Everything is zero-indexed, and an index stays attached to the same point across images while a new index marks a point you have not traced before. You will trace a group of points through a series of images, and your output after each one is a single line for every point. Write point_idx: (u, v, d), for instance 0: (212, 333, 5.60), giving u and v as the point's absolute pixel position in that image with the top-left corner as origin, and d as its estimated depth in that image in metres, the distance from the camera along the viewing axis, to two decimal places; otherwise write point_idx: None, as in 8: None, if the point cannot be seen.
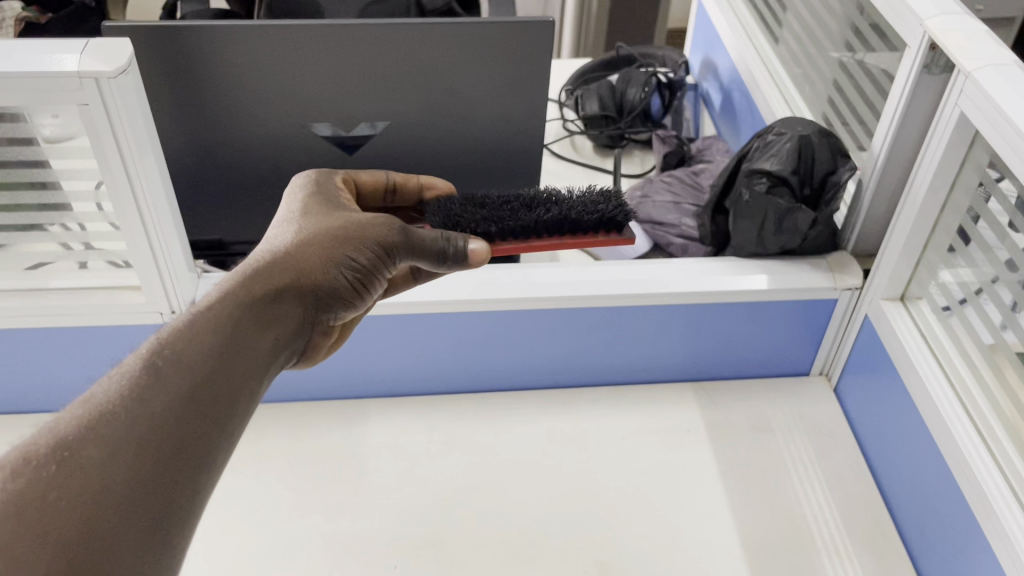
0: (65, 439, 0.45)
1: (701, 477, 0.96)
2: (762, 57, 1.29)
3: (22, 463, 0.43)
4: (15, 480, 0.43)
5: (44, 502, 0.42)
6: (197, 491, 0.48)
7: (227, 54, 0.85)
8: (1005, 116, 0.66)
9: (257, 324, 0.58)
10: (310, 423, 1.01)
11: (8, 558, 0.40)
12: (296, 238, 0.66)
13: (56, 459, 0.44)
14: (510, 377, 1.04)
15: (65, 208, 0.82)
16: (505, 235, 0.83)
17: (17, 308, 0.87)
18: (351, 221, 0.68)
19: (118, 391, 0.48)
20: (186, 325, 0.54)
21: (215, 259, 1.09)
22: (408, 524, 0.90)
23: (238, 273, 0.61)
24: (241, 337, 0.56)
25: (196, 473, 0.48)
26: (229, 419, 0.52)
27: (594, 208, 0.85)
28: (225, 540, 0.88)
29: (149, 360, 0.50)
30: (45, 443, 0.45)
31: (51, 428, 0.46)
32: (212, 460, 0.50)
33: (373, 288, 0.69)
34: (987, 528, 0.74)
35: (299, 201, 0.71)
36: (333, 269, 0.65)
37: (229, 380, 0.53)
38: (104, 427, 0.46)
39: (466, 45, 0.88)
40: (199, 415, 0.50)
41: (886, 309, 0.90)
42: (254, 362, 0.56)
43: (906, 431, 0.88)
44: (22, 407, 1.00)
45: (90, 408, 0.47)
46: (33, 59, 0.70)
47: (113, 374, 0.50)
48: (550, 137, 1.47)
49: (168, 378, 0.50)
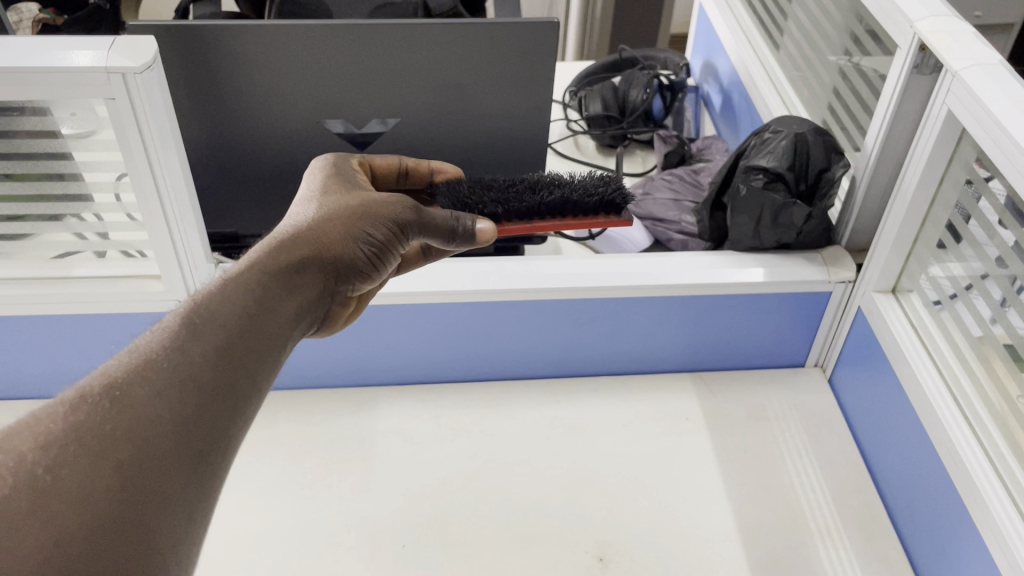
0: (116, 380, 0.49)
1: (699, 463, 0.99)
2: (761, 60, 1.32)
3: (78, 400, 0.47)
4: (73, 414, 0.47)
5: (101, 431, 0.46)
6: (232, 433, 0.52)
7: (245, 52, 0.88)
8: (990, 114, 0.70)
9: (285, 288, 0.62)
10: (321, 410, 1.04)
11: (73, 478, 0.44)
12: (318, 214, 0.70)
13: (109, 397, 0.48)
14: (515, 366, 1.07)
15: (86, 199, 0.85)
16: (510, 216, 0.88)
17: (41, 295, 0.91)
18: (368, 200, 0.73)
19: (161, 341, 0.52)
20: (219, 287, 0.58)
21: (230, 250, 1.12)
22: (415, 505, 0.94)
23: (266, 244, 0.65)
24: (270, 298, 0.60)
25: (230, 419, 0.52)
26: (260, 371, 0.56)
27: (595, 191, 0.90)
28: (239, 520, 0.92)
29: (188, 318, 0.54)
30: (98, 384, 0.49)
31: (102, 372, 0.50)
32: (245, 407, 0.54)
33: (387, 263, 0.74)
34: (973, 510, 0.77)
35: (319, 181, 0.75)
36: (352, 242, 0.69)
37: (260, 336, 0.57)
38: (150, 372, 0.50)
39: (475, 44, 0.91)
40: (233, 366, 0.54)
41: (878, 300, 0.94)
42: (282, 322, 0.60)
43: (897, 417, 0.92)
44: (43, 392, 1.04)
45: (136, 356, 0.51)
46: (63, 55, 0.74)
47: (154, 329, 0.54)
48: (554, 136, 1.50)
49: (205, 332, 0.54)
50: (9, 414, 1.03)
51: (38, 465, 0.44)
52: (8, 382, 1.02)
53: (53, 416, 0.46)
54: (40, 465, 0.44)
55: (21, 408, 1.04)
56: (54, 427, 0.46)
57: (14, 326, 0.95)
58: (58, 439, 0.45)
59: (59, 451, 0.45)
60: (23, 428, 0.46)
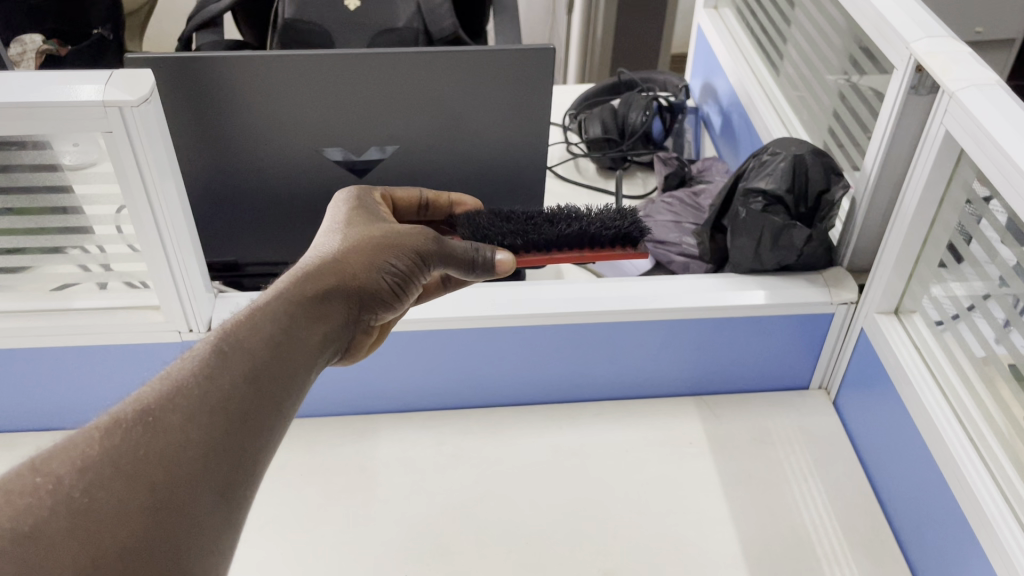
0: (149, 407, 0.49)
1: (703, 488, 0.98)
2: (760, 81, 1.33)
3: (112, 424, 0.48)
4: (108, 438, 0.47)
5: (134, 456, 0.46)
6: (259, 458, 0.52)
7: (242, 82, 0.89)
8: (988, 135, 0.69)
9: (310, 317, 0.62)
10: (322, 438, 1.04)
11: (106, 501, 0.44)
12: (341, 245, 0.70)
13: (142, 423, 0.48)
14: (517, 392, 1.07)
15: (87, 232, 0.85)
16: (529, 247, 0.90)
17: (40, 327, 0.91)
18: (392, 230, 0.73)
19: (191, 369, 0.53)
20: (247, 317, 0.58)
21: (231, 279, 1.12)
22: (419, 534, 0.93)
23: (292, 274, 0.65)
24: (295, 327, 0.60)
25: (258, 445, 0.52)
26: (287, 398, 0.56)
27: (612, 224, 0.91)
28: (240, 552, 0.91)
29: (217, 348, 0.55)
30: (132, 410, 0.49)
31: (135, 400, 0.50)
32: (272, 433, 0.54)
33: (410, 292, 0.73)
34: (982, 536, 0.76)
35: (342, 213, 0.75)
36: (376, 272, 0.69)
37: (288, 363, 0.57)
38: (181, 400, 0.50)
39: (469, 69, 0.92)
40: (261, 393, 0.54)
41: (881, 322, 0.93)
42: (309, 350, 0.60)
43: (901, 439, 0.91)
44: (44, 425, 1.03)
45: (167, 384, 0.51)
46: (57, 90, 0.74)
47: (185, 357, 0.54)
48: (554, 159, 1.51)
49: (233, 360, 0.54)
50: (8, 447, 1.02)
51: (75, 488, 0.44)
52: (9, 415, 1.02)
53: (88, 440, 0.47)
54: (78, 488, 0.44)
55: (18, 440, 1.03)
56: (90, 451, 0.46)
57: (13, 359, 0.95)
58: (95, 462, 0.45)
59: (95, 475, 0.45)
60: (60, 451, 0.46)
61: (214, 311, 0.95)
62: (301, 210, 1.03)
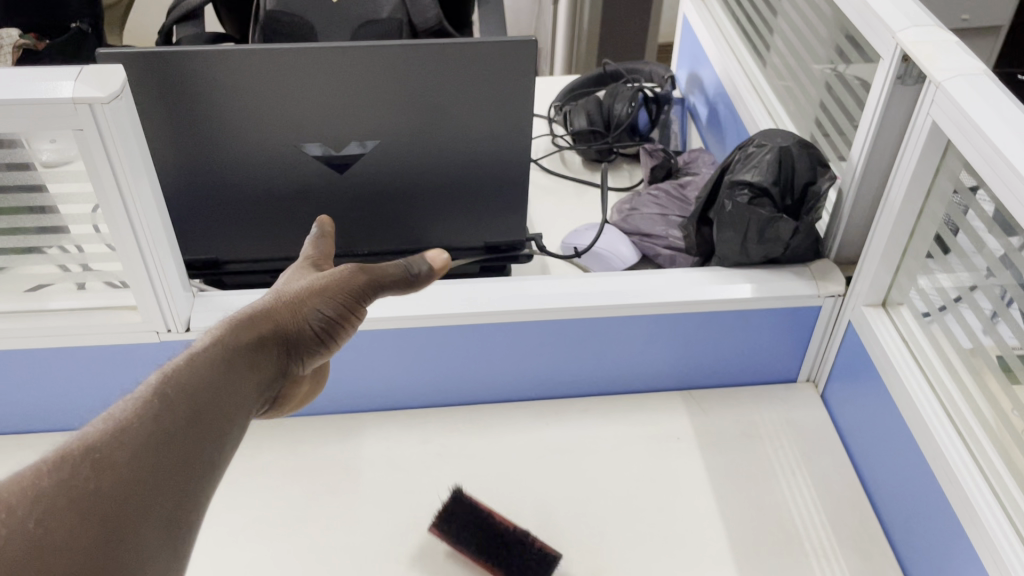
0: (94, 442, 0.47)
1: (691, 482, 0.97)
2: (746, 71, 1.32)
3: (61, 458, 0.46)
4: (57, 472, 0.45)
5: (83, 491, 0.45)
6: (201, 495, 0.51)
7: (217, 76, 0.87)
8: (975, 125, 0.68)
9: (245, 365, 0.59)
10: (306, 437, 1.02)
11: (57, 536, 0.43)
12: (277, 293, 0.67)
13: (90, 460, 0.46)
14: (503, 389, 1.06)
15: (63, 231, 0.83)
16: None
17: (16, 329, 0.89)
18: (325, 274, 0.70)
19: (137, 405, 0.51)
20: (186, 359, 0.56)
21: (210, 277, 1.10)
22: (404, 533, 0.92)
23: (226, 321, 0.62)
24: (232, 375, 0.58)
25: (200, 484, 0.51)
26: (227, 438, 0.54)
27: None
28: (222, 555, 0.90)
29: (161, 386, 0.53)
30: (77, 445, 0.47)
31: (81, 434, 0.48)
32: (213, 471, 0.52)
33: (345, 335, 0.69)
34: (971, 531, 0.76)
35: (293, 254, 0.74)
36: (304, 319, 0.66)
37: (226, 404, 0.55)
38: (126, 436, 0.49)
39: (448, 62, 0.90)
40: (203, 431, 0.52)
41: (868, 315, 0.92)
42: (244, 397, 0.58)
43: (890, 433, 0.90)
44: (25, 428, 1.02)
45: (113, 421, 0.49)
46: (29, 87, 0.72)
47: (132, 392, 0.53)
48: (540, 151, 1.49)
49: (177, 398, 0.52)
50: None
51: (27, 519, 0.43)
52: None
53: (37, 472, 0.45)
54: (30, 520, 0.43)
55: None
56: (41, 482, 0.45)
57: None
58: (45, 494, 0.44)
59: (46, 506, 0.44)
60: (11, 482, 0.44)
61: (193, 309, 0.93)
62: (280, 208, 1.01)
